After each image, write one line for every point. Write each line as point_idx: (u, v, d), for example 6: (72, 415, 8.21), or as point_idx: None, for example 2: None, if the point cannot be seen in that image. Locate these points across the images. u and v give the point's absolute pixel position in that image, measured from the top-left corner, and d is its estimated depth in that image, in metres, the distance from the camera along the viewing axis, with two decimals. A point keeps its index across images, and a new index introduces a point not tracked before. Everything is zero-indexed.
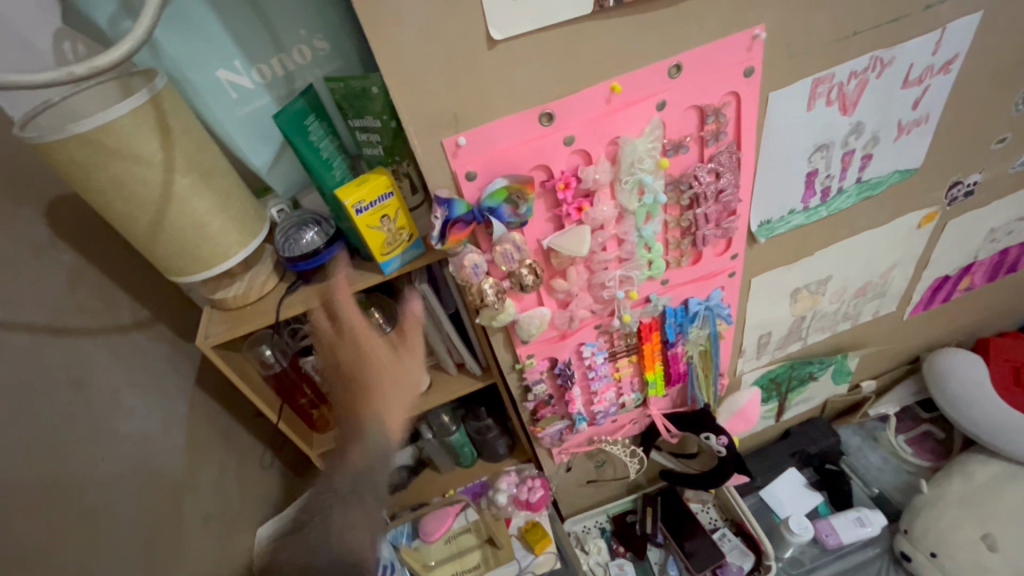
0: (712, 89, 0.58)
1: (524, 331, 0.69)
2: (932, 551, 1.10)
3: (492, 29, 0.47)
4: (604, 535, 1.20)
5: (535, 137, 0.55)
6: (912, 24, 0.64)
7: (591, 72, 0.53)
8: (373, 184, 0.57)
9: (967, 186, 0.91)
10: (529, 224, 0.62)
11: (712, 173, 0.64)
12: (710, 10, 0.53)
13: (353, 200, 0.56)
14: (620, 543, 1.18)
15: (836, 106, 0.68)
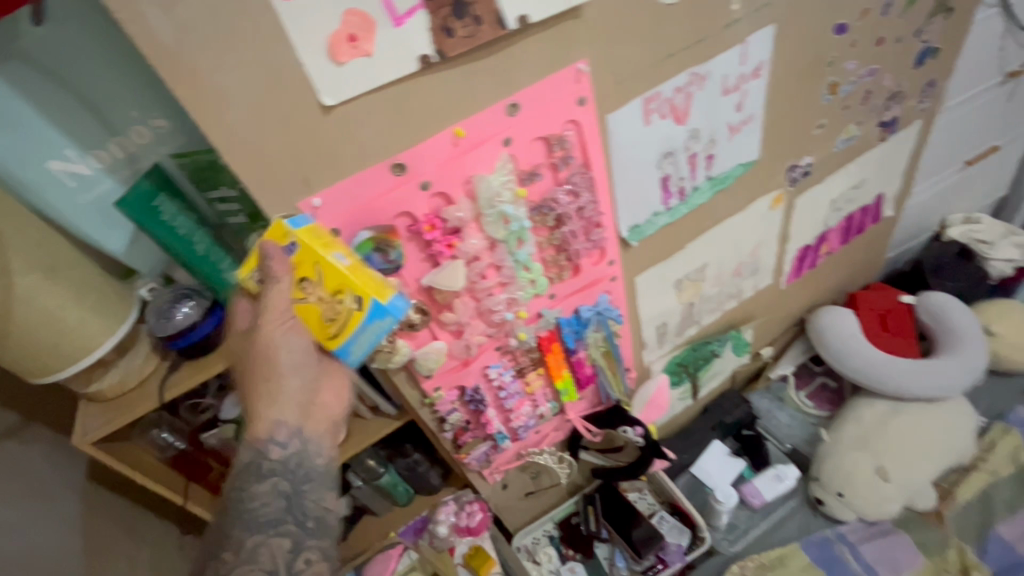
0: (550, 120, 0.64)
1: (422, 366, 0.72)
2: (839, 491, 1.21)
3: (323, 96, 0.49)
4: (553, 542, 1.23)
5: (392, 186, 0.57)
6: (717, 41, 0.73)
7: (432, 121, 0.56)
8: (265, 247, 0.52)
9: (803, 168, 1.04)
10: (405, 268, 0.64)
11: (570, 194, 0.70)
12: (533, 54, 0.58)
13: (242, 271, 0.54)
14: (569, 546, 1.21)
15: (669, 118, 0.76)
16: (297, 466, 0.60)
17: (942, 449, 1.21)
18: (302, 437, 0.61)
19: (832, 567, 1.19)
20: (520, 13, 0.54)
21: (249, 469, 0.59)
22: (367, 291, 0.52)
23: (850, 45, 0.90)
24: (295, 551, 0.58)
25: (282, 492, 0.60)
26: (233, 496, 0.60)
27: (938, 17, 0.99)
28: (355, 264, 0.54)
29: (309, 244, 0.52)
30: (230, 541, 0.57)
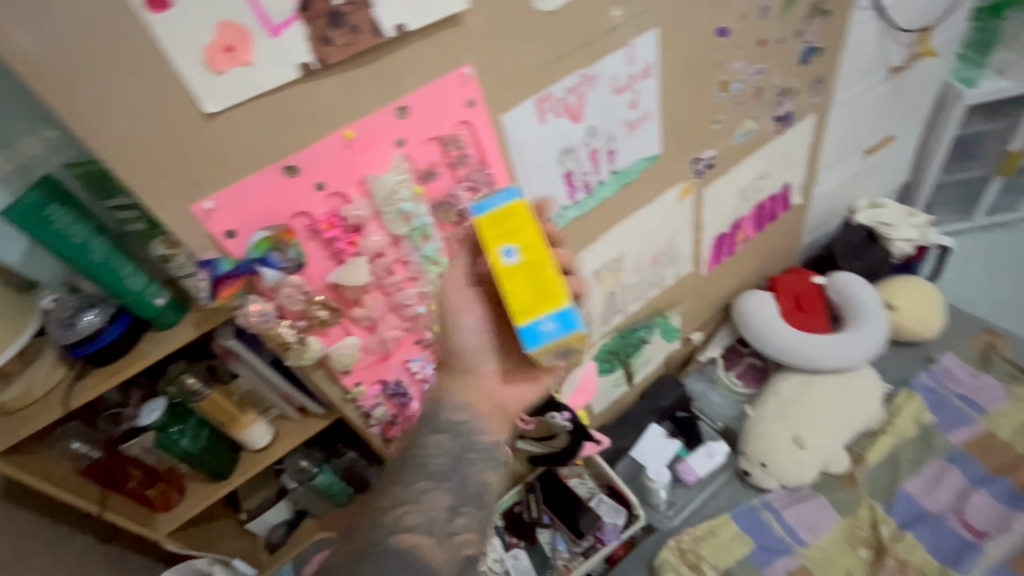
0: (441, 122, 0.68)
1: (338, 361, 0.75)
2: (763, 462, 1.30)
3: (204, 104, 0.52)
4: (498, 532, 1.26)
5: (285, 188, 0.60)
6: (602, 44, 0.79)
7: (321, 125, 0.59)
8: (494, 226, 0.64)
9: (707, 160, 1.12)
10: (308, 266, 0.66)
11: (469, 190, 0.74)
12: (418, 60, 0.62)
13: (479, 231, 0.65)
14: (512, 534, 1.25)
15: (564, 117, 0.81)
16: (467, 434, 0.71)
17: (851, 416, 1.32)
18: (471, 412, 0.73)
19: (759, 534, 1.26)
20: (397, 22, 0.57)
21: (428, 421, 0.72)
22: (513, 307, 0.62)
23: (734, 46, 0.98)
24: (452, 511, 0.66)
25: (451, 452, 0.70)
26: (409, 445, 0.72)
27: (815, 19, 1.08)
28: (514, 266, 0.62)
29: (488, 234, 0.64)
30: (405, 481, 0.68)
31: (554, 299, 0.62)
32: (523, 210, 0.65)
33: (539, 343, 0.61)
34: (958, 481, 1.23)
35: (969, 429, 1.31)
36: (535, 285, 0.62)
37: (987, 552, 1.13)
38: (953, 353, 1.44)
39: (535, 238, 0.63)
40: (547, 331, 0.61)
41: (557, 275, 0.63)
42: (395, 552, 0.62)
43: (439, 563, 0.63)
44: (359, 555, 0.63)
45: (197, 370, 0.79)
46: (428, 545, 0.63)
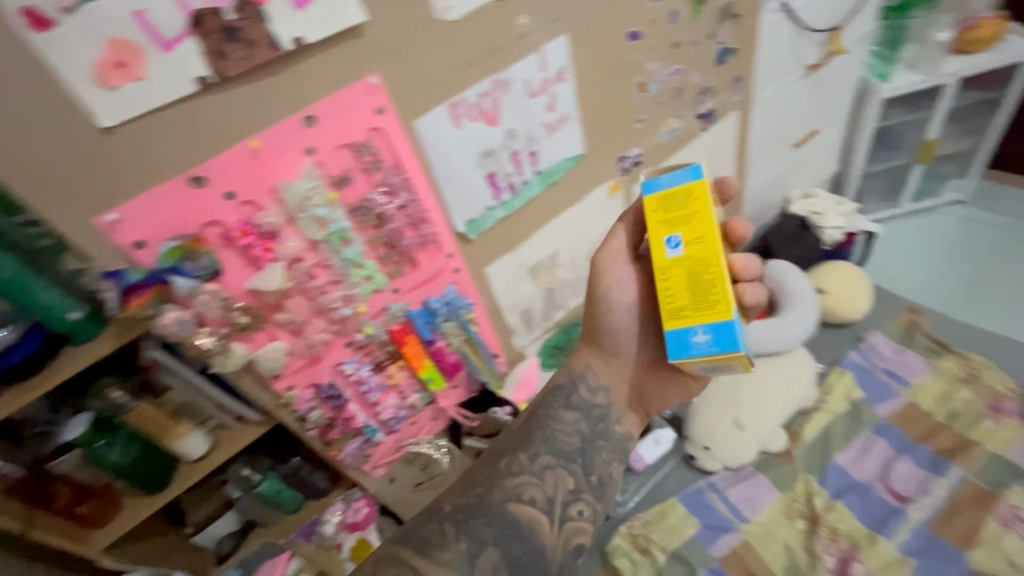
0: (352, 129, 0.70)
1: (265, 366, 0.76)
2: (705, 445, 1.36)
3: (100, 118, 0.53)
4: None
5: (193, 198, 0.62)
6: (512, 51, 0.83)
7: (226, 135, 0.61)
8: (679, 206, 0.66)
9: (633, 158, 1.17)
10: (225, 273, 0.68)
11: (386, 194, 0.77)
12: (321, 70, 0.65)
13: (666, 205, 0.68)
14: None
15: (480, 121, 0.85)
16: (599, 419, 0.78)
17: (787, 393, 1.38)
18: (608, 394, 0.79)
19: (705, 514, 1.31)
20: (295, 35, 0.60)
21: (562, 394, 0.78)
22: (671, 311, 0.66)
23: (647, 49, 1.03)
24: (573, 495, 0.70)
25: (581, 433, 0.76)
26: (542, 415, 0.76)
27: (725, 22, 1.15)
28: (676, 263, 0.66)
29: (656, 223, 0.68)
30: (529, 449, 0.72)
31: (715, 311, 0.63)
32: (696, 196, 0.65)
33: (689, 353, 0.65)
34: (884, 451, 1.31)
35: (893, 402, 1.39)
36: (696, 285, 0.64)
37: (910, 516, 1.19)
38: (879, 331, 1.52)
39: (705, 233, 0.63)
40: (699, 342, 0.64)
41: (722, 283, 0.62)
42: (510, 516, 0.65)
43: (550, 543, 0.66)
44: (472, 510, 0.65)
45: (124, 383, 0.79)
46: (543, 521, 0.67)
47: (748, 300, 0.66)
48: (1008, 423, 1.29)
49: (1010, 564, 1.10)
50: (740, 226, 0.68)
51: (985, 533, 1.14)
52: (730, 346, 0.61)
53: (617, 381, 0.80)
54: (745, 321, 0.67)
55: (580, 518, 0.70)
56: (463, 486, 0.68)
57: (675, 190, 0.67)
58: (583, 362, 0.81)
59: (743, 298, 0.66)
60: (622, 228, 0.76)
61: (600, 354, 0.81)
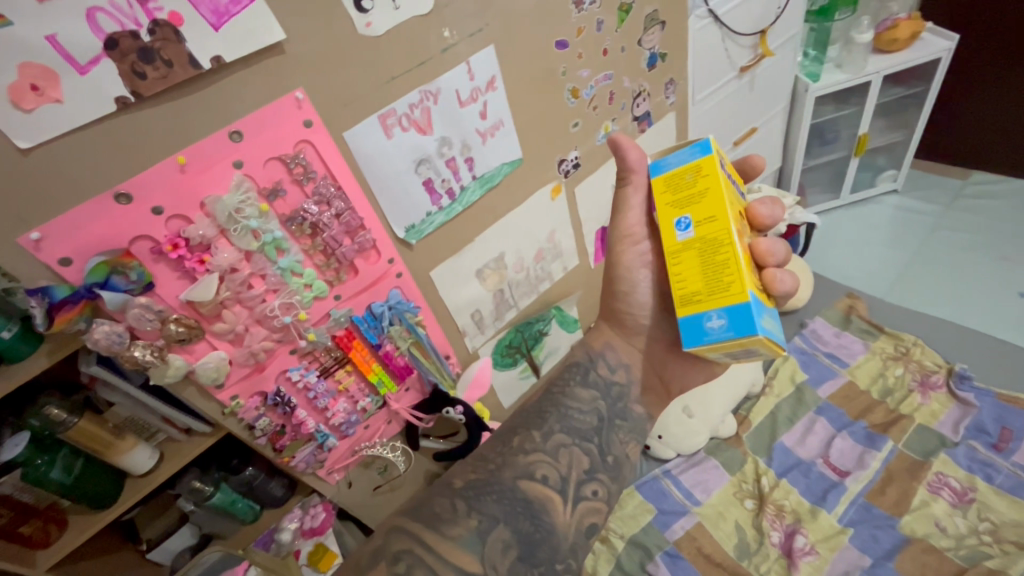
0: (280, 142, 0.73)
1: (205, 376, 0.78)
2: (660, 434, 1.38)
3: (17, 140, 0.55)
4: None
5: (119, 215, 0.63)
6: (439, 63, 0.87)
7: (150, 152, 0.63)
8: (692, 185, 0.68)
9: (572, 161, 1.22)
10: (159, 286, 0.70)
11: (319, 204, 0.80)
12: (244, 86, 0.67)
13: (676, 188, 0.69)
14: None
15: (413, 130, 0.88)
16: (618, 398, 0.81)
17: (738, 384, 1.41)
18: (628, 373, 0.82)
19: (660, 500, 1.35)
20: (213, 54, 0.63)
21: (580, 371, 0.83)
22: (684, 297, 0.67)
23: (576, 56, 1.09)
24: (587, 474, 0.74)
25: (598, 412, 0.79)
26: (557, 394, 0.81)
27: (653, 29, 1.21)
28: (686, 245, 0.67)
29: (665, 205, 0.70)
30: (542, 428, 0.77)
31: (729, 294, 0.63)
32: (704, 172, 0.67)
33: (704, 338, 0.65)
34: (824, 429, 1.38)
35: (833, 382, 1.47)
36: (710, 265, 0.65)
37: (848, 488, 1.26)
38: (821, 317, 1.61)
39: (715, 212, 0.65)
40: (713, 326, 0.64)
41: (736, 263, 0.63)
42: (521, 493, 0.70)
43: (562, 522, 0.70)
44: (482, 487, 0.70)
45: (64, 401, 0.80)
46: (556, 499, 0.71)
47: (775, 287, 0.68)
48: (936, 397, 1.37)
49: (938, 527, 1.17)
50: (760, 211, 0.71)
51: (916, 500, 1.22)
52: (746, 330, 0.61)
53: (636, 360, 0.82)
54: (767, 306, 0.67)
55: (595, 498, 0.73)
56: (477, 463, 0.74)
57: (683, 171, 0.69)
58: (602, 339, 0.85)
59: (771, 284, 0.68)
60: (644, 202, 0.74)
61: (619, 331, 0.83)
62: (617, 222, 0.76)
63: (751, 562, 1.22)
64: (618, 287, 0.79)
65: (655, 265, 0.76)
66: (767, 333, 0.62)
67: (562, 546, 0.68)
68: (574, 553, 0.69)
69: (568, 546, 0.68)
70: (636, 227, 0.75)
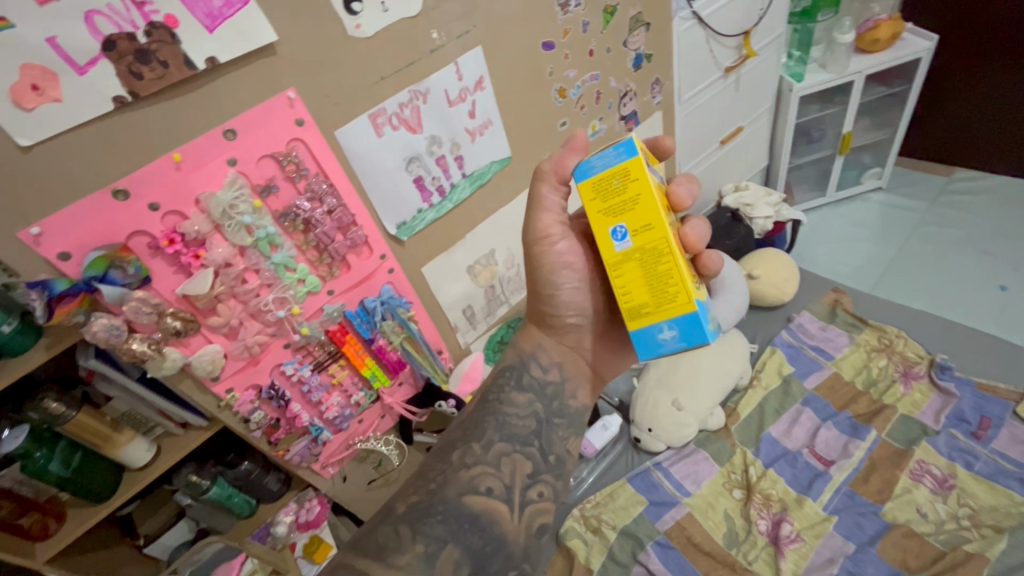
0: (273, 140, 0.75)
1: (201, 369, 0.79)
2: (649, 427, 1.43)
3: (18, 138, 0.57)
4: None
5: (117, 210, 0.65)
6: (428, 63, 0.89)
7: (145, 150, 0.65)
8: (622, 194, 0.63)
9: None
10: (155, 281, 0.72)
11: (312, 201, 0.82)
12: (237, 86, 0.70)
13: (605, 195, 0.65)
14: None
15: (403, 128, 0.91)
16: (554, 397, 0.80)
17: (724, 374, 1.46)
18: (561, 370, 0.82)
19: (651, 492, 1.38)
20: (207, 55, 0.65)
21: (513, 375, 0.80)
22: (633, 310, 0.66)
23: (563, 57, 1.11)
24: (532, 478, 0.72)
25: (536, 414, 0.78)
26: (494, 401, 0.78)
27: (638, 30, 1.24)
28: (626, 257, 0.64)
29: (597, 215, 0.65)
30: (482, 438, 0.73)
31: (676, 304, 0.63)
32: (633, 176, 0.63)
33: (659, 350, 0.65)
34: (810, 420, 1.41)
35: (819, 374, 1.50)
36: (652, 277, 0.63)
37: (833, 477, 1.29)
38: (807, 311, 1.64)
39: (651, 219, 0.62)
40: (665, 337, 0.64)
41: (678, 271, 0.62)
42: (467, 509, 0.66)
43: (512, 531, 0.67)
44: (426, 507, 0.65)
45: (62, 394, 0.81)
46: (502, 509, 0.68)
47: (708, 268, 0.70)
48: (918, 387, 1.41)
49: (919, 513, 1.20)
50: (680, 194, 0.68)
51: (899, 488, 1.25)
52: (699, 337, 0.62)
53: (569, 358, 0.83)
54: (707, 299, 0.68)
55: (542, 499, 0.72)
56: (417, 483, 0.69)
57: (611, 176, 0.65)
58: (533, 341, 0.83)
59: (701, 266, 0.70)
60: (559, 203, 0.75)
61: (548, 330, 0.82)
62: (534, 224, 0.76)
63: (739, 550, 1.24)
64: (538, 288, 0.79)
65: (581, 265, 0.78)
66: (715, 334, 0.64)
67: (515, 552, 0.66)
68: (528, 557, 0.67)
69: (521, 550, 0.66)
70: (553, 228, 0.76)
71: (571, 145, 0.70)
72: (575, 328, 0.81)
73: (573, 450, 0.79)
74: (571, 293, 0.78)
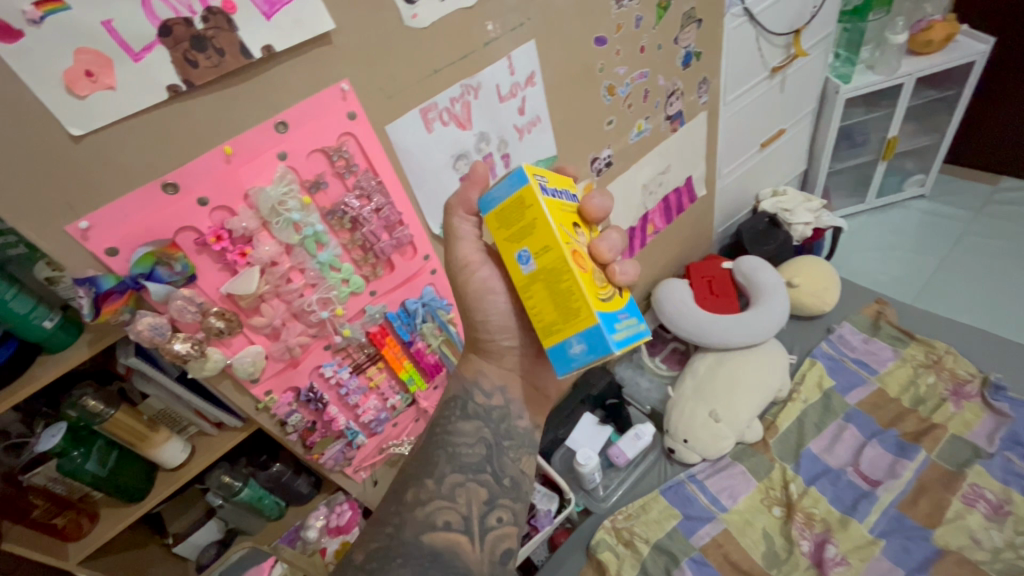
0: (324, 134, 0.72)
1: (242, 371, 0.76)
2: (685, 438, 1.39)
3: (69, 128, 0.54)
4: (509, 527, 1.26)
5: (165, 205, 0.62)
6: (481, 56, 0.85)
7: (196, 141, 0.62)
8: (520, 220, 0.65)
9: (605, 159, 1.20)
10: (199, 278, 0.69)
11: (360, 198, 0.79)
12: (291, 76, 0.66)
13: (507, 223, 0.67)
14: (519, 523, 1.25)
15: (453, 124, 0.87)
16: (500, 419, 0.78)
17: (763, 387, 1.41)
18: (504, 394, 0.79)
19: (685, 505, 1.33)
20: (263, 43, 0.62)
21: (457, 405, 0.78)
22: (545, 328, 0.67)
23: (614, 53, 1.07)
24: (488, 505, 0.72)
25: (484, 440, 0.76)
26: (442, 433, 0.76)
27: (689, 27, 1.19)
28: (532, 279, 0.66)
29: (503, 242, 0.68)
30: (434, 472, 0.71)
31: (581, 319, 0.63)
32: (528, 203, 0.65)
33: (572, 365, 0.65)
34: (854, 437, 1.36)
35: (862, 389, 1.45)
36: (556, 296, 0.64)
37: (880, 498, 1.24)
38: (848, 322, 1.58)
39: (548, 240, 0.63)
40: (575, 351, 0.64)
41: (578, 287, 0.62)
42: (427, 548, 0.65)
43: (474, 561, 0.67)
44: (387, 552, 0.64)
45: (100, 392, 0.79)
46: (464, 542, 0.68)
47: (618, 281, 0.70)
48: (969, 406, 1.35)
49: (974, 540, 1.15)
50: (590, 210, 0.71)
51: (950, 512, 1.19)
52: (605, 348, 0.62)
53: (510, 380, 0.80)
54: (619, 308, 0.68)
55: (501, 525, 0.72)
56: (374, 529, 0.67)
57: (509, 205, 0.67)
58: (473, 368, 0.81)
59: (615, 278, 0.70)
60: (474, 230, 0.75)
61: (484, 354, 0.81)
62: (453, 254, 0.76)
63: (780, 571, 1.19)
64: (466, 317, 0.78)
65: (503, 287, 0.76)
66: (623, 343, 0.64)
67: None
68: None
69: None
70: (471, 255, 0.75)
71: (473, 177, 0.73)
72: (512, 350, 0.80)
73: (527, 469, 0.79)
74: (502, 316, 0.77)
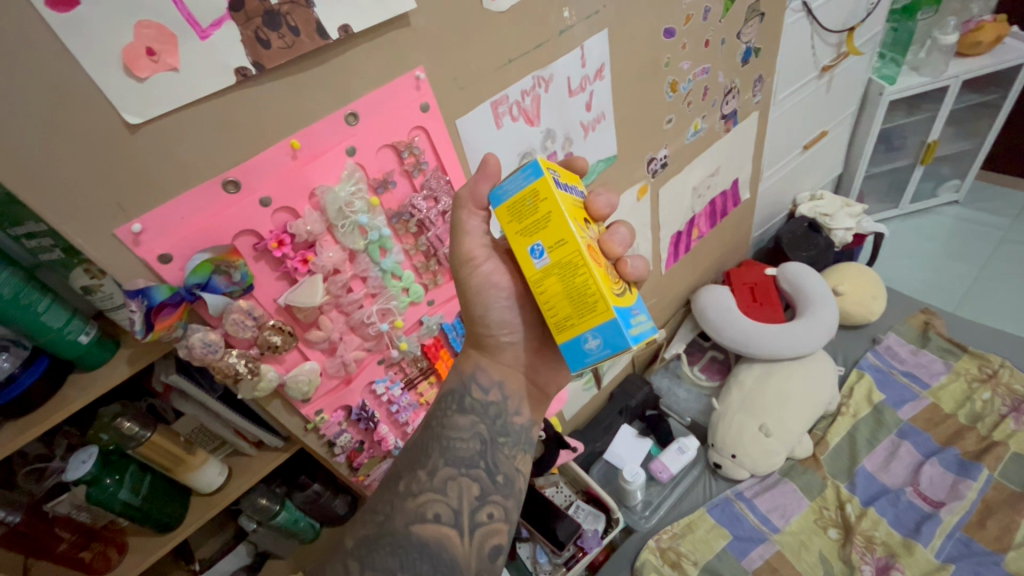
0: (395, 128, 0.65)
1: (296, 390, 0.69)
2: (732, 453, 1.32)
3: (126, 115, 0.46)
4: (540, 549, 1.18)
5: (226, 205, 0.55)
6: (555, 47, 0.78)
7: (260, 134, 0.54)
8: (535, 210, 0.56)
9: (661, 160, 1.13)
10: (257, 288, 0.61)
11: (428, 198, 0.72)
12: (366, 61, 0.58)
13: (516, 216, 0.57)
14: (557, 544, 1.14)
15: (522, 120, 0.80)
16: (497, 417, 0.67)
17: (814, 399, 1.35)
18: (502, 390, 0.68)
19: (734, 525, 1.27)
20: (341, 23, 0.54)
21: (454, 399, 0.68)
22: (556, 322, 0.57)
23: (681, 46, 1.00)
24: (479, 500, 0.63)
25: (480, 435, 0.66)
26: (436, 426, 0.66)
27: (752, 21, 1.12)
28: (546, 274, 0.55)
29: (513, 236, 0.57)
30: (426, 464, 0.63)
31: (597, 313, 0.54)
32: (543, 196, 0.55)
33: (586, 363, 0.56)
34: (910, 454, 1.30)
35: (914, 404, 1.39)
36: (572, 291, 0.55)
37: (944, 520, 1.18)
38: (895, 332, 1.53)
39: (563, 234, 0.54)
40: (591, 348, 0.55)
41: (594, 282, 0.53)
42: (416, 538, 0.58)
43: (462, 556, 0.59)
44: (375, 539, 0.58)
45: (134, 412, 0.72)
46: (453, 536, 0.60)
47: (629, 276, 0.61)
48: None
49: None
50: (598, 205, 0.61)
51: (1019, 535, 1.14)
52: (623, 343, 0.53)
53: (510, 375, 0.69)
54: (633, 303, 0.59)
55: (493, 522, 0.63)
56: (365, 516, 0.61)
57: (517, 196, 0.57)
58: (471, 362, 0.70)
59: (623, 272, 0.61)
60: (483, 226, 0.65)
61: (483, 350, 0.69)
62: (455, 248, 0.66)
63: None
64: (465, 313, 0.68)
65: (511, 282, 0.66)
66: (642, 337, 0.55)
67: None
68: None
69: None
70: (476, 250, 0.65)
71: (484, 169, 0.62)
72: (512, 345, 0.69)
73: (524, 466, 0.68)
74: (502, 311, 0.67)
